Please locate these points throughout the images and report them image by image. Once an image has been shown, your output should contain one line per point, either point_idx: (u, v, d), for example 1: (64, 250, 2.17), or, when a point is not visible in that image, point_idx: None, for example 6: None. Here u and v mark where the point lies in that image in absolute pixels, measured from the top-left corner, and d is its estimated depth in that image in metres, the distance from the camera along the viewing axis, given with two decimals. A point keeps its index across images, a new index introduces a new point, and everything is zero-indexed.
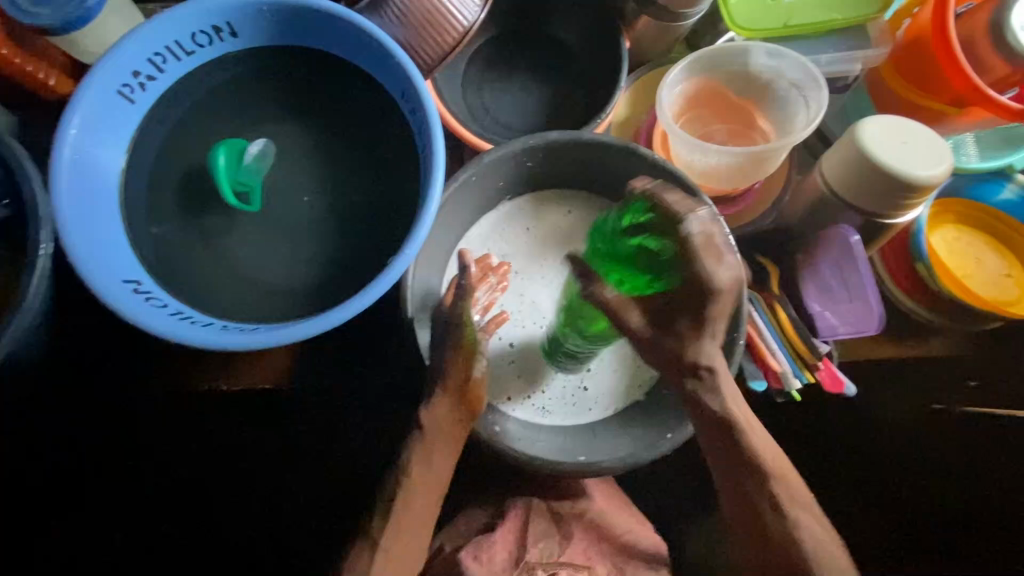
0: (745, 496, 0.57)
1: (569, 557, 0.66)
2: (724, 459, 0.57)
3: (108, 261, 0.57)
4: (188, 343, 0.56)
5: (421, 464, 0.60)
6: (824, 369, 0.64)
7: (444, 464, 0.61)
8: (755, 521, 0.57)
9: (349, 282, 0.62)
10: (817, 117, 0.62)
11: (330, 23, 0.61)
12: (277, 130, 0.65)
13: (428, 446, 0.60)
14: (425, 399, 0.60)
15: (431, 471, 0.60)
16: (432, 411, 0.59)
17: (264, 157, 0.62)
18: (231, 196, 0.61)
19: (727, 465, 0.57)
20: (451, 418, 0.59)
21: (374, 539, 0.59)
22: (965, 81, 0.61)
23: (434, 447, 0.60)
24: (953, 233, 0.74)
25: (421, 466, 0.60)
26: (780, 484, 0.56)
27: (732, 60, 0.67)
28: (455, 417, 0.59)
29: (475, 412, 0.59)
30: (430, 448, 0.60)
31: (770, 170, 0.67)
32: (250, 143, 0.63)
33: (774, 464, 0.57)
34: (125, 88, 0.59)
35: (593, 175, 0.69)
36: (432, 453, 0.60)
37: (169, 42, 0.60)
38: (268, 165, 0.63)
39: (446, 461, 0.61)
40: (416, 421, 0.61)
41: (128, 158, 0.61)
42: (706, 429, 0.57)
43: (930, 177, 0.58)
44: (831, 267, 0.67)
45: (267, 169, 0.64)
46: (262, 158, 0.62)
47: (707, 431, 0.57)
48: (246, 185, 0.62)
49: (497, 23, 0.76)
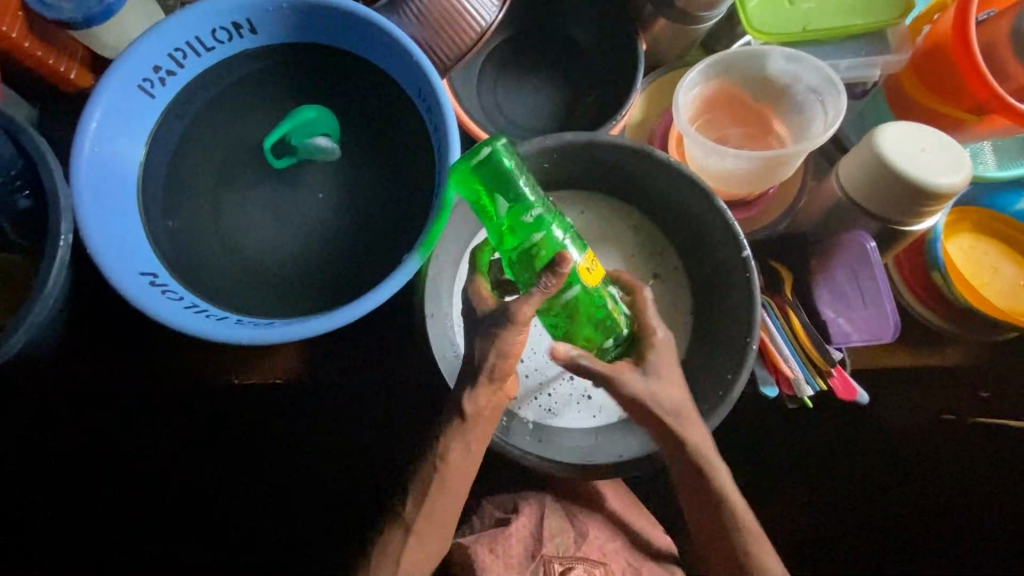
0: (716, 531, 0.60)
1: (585, 552, 0.65)
2: (697, 503, 0.60)
3: (126, 255, 0.58)
4: (201, 336, 0.56)
5: (458, 450, 0.58)
6: (837, 377, 0.64)
7: (479, 449, 0.59)
8: (725, 560, 0.60)
9: (361, 278, 0.62)
10: (835, 121, 0.61)
11: (347, 19, 0.61)
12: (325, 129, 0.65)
13: (467, 434, 0.57)
14: (467, 386, 0.56)
15: (467, 458, 0.58)
16: (476, 400, 0.56)
17: (321, 153, 0.64)
18: (270, 141, 0.63)
19: (702, 515, 0.60)
20: (497, 402, 0.58)
21: (405, 523, 0.59)
22: (985, 87, 0.60)
23: (475, 434, 0.57)
24: (969, 241, 0.74)
25: (458, 450, 0.58)
26: (750, 529, 0.59)
27: (749, 64, 0.67)
28: (496, 403, 0.58)
29: (511, 396, 0.59)
30: (467, 434, 0.57)
31: (785, 174, 0.67)
32: (319, 135, 0.64)
33: (744, 511, 0.59)
34: (145, 82, 0.61)
35: (607, 175, 0.69)
36: (471, 441, 0.58)
37: (190, 38, 0.61)
38: (321, 160, 0.65)
39: (482, 447, 0.58)
40: (457, 409, 0.57)
41: (145, 151, 0.62)
42: (676, 473, 0.60)
43: (947, 186, 0.57)
44: (848, 272, 0.66)
45: (318, 161, 0.65)
46: (321, 152, 0.64)
47: (672, 468, 0.60)
48: (290, 145, 0.64)
49: (513, 24, 0.76)
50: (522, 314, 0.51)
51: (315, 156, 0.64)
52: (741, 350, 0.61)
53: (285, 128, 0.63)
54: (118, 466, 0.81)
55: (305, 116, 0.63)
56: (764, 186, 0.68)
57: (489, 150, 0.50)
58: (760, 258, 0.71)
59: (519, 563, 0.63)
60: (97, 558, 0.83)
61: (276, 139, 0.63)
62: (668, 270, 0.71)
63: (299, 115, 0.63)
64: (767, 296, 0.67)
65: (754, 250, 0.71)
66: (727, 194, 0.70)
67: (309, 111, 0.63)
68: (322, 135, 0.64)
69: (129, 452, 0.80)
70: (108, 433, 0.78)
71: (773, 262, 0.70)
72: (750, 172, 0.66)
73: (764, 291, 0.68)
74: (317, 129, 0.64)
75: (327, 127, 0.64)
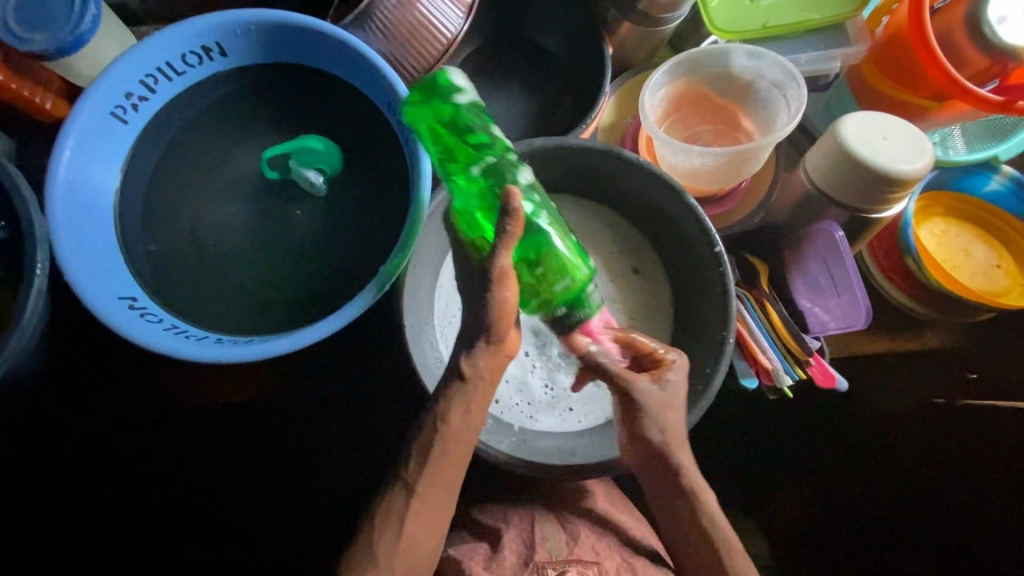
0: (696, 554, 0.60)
1: (578, 554, 0.64)
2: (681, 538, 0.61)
3: (106, 280, 0.58)
4: (178, 357, 0.57)
5: (458, 412, 0.54)
6: (815, 365, 0.64)
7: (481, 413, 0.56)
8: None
9: (338, 292, 0.63)
10: (799, 113, 0.62)
11: (314, 37, 0.62)
12: (317, 156, 0.65)
13: (463, 400, 0.54)
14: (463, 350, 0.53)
15: (468, 420, 0.55)
16: (475, 363, 0.53)
17: (308, 186, 0.65)
18: (266, 157, 0.64)
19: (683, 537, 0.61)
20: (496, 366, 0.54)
21: (407, 483, 0.55)
22: (944, 74, 0.61)
23: (474, 397, 0.54)
24: (941, 226, 0.75)
25: (457, 415, 0.54)
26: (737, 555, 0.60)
27: (714, 62, 0.68)
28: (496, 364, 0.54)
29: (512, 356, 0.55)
30: (466, 400, 0.54)
31: (754, 168, 0.68)
32: (307, 169, 0.65)
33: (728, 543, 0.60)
34: (118, 109, 0.61)
35: (581, 179, 0.70)
36: (470, 404, 0.55)
37: (161, 64, 0.62)
38: (303, 187, 0.65)
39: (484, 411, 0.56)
40: (454, 373, 0.54)
41: (122, 177, 0.63)
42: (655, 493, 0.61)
43: (911, 172, 0.58)
44: (818, 261, 0.68)
45: (305, 190, 0.65)
46: (308, 185, 0.64)
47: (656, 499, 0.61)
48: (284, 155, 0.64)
49: (483, 34, 0.77)
50: (500, 265, 0.49)
51: (301, 185, 0.65)
52: (718, 343, 0.61)
53: (285, 150, 0.64)
54: (118, 469, 0.80)
55: (309, 145, 0.64)
56: (734, 182, 0.69)
57: (445, 75, 0.49)
58: (735, 252, 0.72)
59: (511, 570, 0.63)
60: (99, 558, 0.82)
61: (274, 154, 0.64)
62: (646, 263, 0.72)
63: (302, 143, 0.64)
64: (743, 289, 0.68)
65: (728, 243, 0.72)
66: (699, 190, 0.71)
67: (312, 141, 0.65)
68: (312, 167, 0.65)
69: (128, 455, 0.81)
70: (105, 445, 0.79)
71: (747, 257, 0.70)
72: (718, 169, 0.67)
73: (740, 285, 0.69)
74: (307, 163, 0.65)
75: (325, 163, 0.65)
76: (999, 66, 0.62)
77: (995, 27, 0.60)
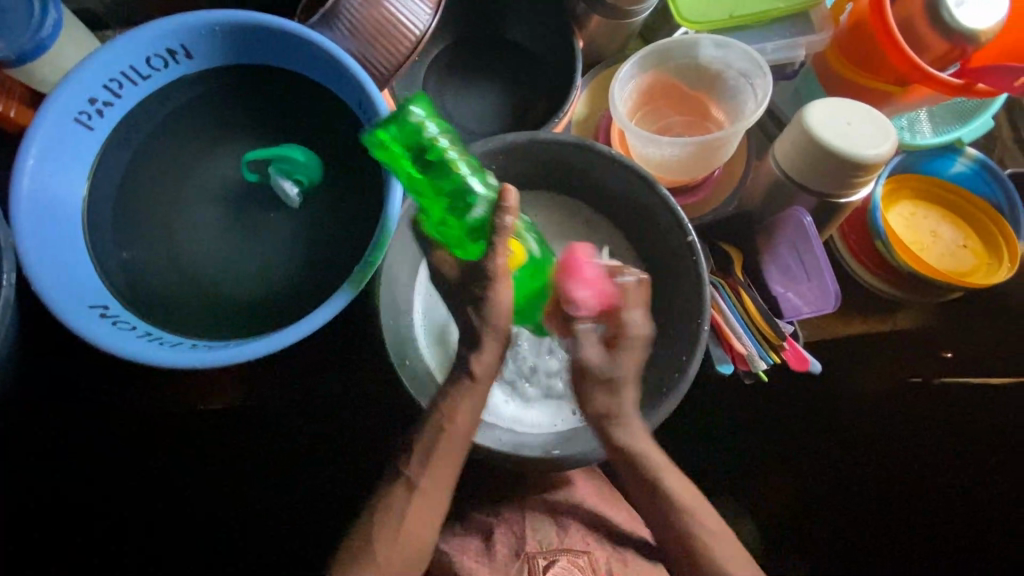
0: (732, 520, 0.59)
1: (569, 544, 0.65)
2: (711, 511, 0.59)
3: (75, 289, 0.58)
4: (153, 364, 0.56)
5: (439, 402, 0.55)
6: (789, 348, 0.65)
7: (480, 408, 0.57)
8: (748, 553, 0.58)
9: (315, 293, 0.63)
10: (764, 102, 0.63)
11: (279, 37, 0.62)
12: (293, 163, 0.63)
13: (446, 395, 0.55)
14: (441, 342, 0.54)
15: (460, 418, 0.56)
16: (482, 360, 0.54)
17: (283, 196, 0.64)
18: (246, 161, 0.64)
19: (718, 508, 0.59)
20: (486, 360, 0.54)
21: (399, 474, 0.56)
22: (905, 59, 0.62)
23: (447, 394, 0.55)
24: (909, 209, 0.76)
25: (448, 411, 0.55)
26: None
27: (682, 53, 0.69)
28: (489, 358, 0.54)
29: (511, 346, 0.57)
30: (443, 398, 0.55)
31: (724, 157, 0.69)
32: (283, 179, 0.64)
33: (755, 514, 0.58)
34: (82, 115, 0.60)
35: (559, 172, 0.70)
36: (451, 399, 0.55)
37: (125, 68, 0.61)
38: (287, 204, 0.64)
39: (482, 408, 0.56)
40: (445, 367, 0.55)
41: (89, 184, 0.62)
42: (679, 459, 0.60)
43: (876, 156, 0.59)
44: (789, 248, 0.69)
45: (289, 206, 0.65)
46: (285, 196, 0.63)
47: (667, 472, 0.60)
48: (261, 160, 0.64)
49: (453, 30, 0.77)
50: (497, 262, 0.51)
51: (277, 194, 0.64)
52: (694, 330, 0.62)
53: (264, 156, 0.63)
54: None
55: (289, 155, 0.63)
56: (706, 171, 0.70)
57: (416, 110, 0.50)
58: (709, 240, 0.73)
59: (503, 564, 0.63)
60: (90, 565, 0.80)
61: (256, 158, 0.64)
62: (622, 247, 0.72)
63: (283, 152, 0.63)
64: (717, 276, 0.69)
65: (703, 232, 0.73)
66: (672, 180, 0.71)
67: (294, 151, 0.63)
68: (289, 177, 0.64)
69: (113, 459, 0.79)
70: (76, 458, 0.78)
71: (722, 245, 0.71)
72: (691, 158, 0.67)
73: (714, 273, 0.70)
74: (285, 172, 0.63)
75: (306, 175, 0.64)
76: (957, 50, 0.64)
77: (952, 12, 0.62)
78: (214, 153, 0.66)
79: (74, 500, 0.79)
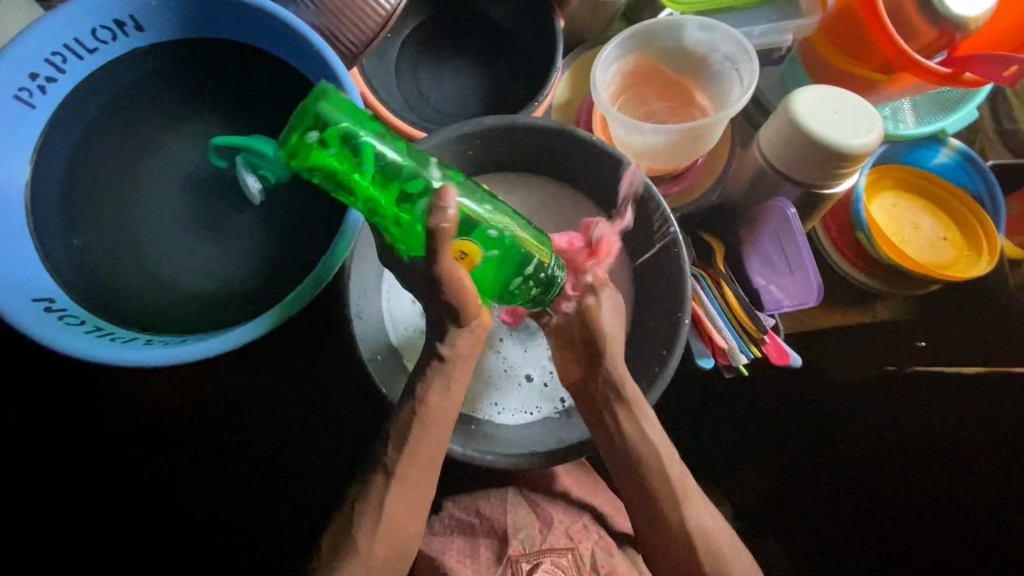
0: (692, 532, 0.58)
1: (551, 543, 0.63)
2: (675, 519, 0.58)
3: (17, 281, 0.54)
4: (102, 361, 0.53)
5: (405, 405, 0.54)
6: (770, 342, 0.64)
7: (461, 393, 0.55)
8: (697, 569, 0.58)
9: (281, 284, 0.59)
10: (750, 87, 0.61)
11: (237, 7, 0.57)
12: (254, 154, 0.59)
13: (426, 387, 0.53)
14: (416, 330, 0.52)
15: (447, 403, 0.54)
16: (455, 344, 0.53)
17: (245, 190, 0.60)
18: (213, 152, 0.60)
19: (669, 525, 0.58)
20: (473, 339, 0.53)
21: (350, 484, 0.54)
22: (892, 45, 0.60)
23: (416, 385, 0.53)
24: (891, 199, 0.75)
25: (436, 396, 0.54)
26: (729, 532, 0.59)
27: (666, 35, 0.66)
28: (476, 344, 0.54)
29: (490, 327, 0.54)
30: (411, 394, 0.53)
31: (710, 145, 0.67)
32: (247, 174, 0.60)
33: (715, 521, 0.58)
34: (23, 92, 0.56)
35: (539, 158, 0.67)
36: (447, 384, 0.54)
37: (68, 40, 0.56)
38: (250, 199, 0.60)
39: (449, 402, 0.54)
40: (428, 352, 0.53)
41: (32, 166, 0.58)
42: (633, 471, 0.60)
43: (861, 146, 0.58)
44: (772, 239, 0.68)
45: (250, 203, 0.61)
46: (246, 190, 0.60)
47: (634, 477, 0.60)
48: (228, 147, 0.59)
49: (429, 6, 0.73)
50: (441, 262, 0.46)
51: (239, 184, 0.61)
52: (674, 324, 0.60)
53: (233, 144, 0.59)
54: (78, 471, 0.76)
55: (255, 148, 0.58)
56: (691, 158, 0.68)
57: (320, 108, 0.43)
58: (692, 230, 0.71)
59: (488, 566, 0.62)
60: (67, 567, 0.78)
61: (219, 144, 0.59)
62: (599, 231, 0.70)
63: (250, 144, 0.58)
64: (699, 268, 0.67)
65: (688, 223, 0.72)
66: (657, 169, 0.69)
67: (263, 144, 0.59)
68: (254, 172, 0.60)
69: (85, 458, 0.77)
70: (60, 456, 0.77)
71: (705, 236, 0.70)
72: (675, 146, 0.65)
73: (696, 264, 0.68)
74: (249, 166, 0.59)
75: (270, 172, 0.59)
76: (945, 37, 0.62)
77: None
78: (172, 136, 0.62)
79: (57, 501, 0.78)
